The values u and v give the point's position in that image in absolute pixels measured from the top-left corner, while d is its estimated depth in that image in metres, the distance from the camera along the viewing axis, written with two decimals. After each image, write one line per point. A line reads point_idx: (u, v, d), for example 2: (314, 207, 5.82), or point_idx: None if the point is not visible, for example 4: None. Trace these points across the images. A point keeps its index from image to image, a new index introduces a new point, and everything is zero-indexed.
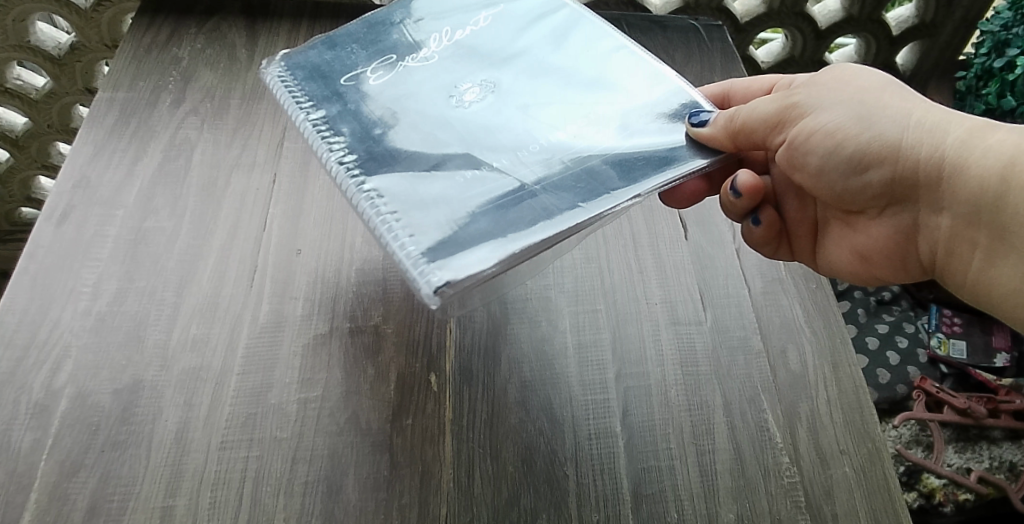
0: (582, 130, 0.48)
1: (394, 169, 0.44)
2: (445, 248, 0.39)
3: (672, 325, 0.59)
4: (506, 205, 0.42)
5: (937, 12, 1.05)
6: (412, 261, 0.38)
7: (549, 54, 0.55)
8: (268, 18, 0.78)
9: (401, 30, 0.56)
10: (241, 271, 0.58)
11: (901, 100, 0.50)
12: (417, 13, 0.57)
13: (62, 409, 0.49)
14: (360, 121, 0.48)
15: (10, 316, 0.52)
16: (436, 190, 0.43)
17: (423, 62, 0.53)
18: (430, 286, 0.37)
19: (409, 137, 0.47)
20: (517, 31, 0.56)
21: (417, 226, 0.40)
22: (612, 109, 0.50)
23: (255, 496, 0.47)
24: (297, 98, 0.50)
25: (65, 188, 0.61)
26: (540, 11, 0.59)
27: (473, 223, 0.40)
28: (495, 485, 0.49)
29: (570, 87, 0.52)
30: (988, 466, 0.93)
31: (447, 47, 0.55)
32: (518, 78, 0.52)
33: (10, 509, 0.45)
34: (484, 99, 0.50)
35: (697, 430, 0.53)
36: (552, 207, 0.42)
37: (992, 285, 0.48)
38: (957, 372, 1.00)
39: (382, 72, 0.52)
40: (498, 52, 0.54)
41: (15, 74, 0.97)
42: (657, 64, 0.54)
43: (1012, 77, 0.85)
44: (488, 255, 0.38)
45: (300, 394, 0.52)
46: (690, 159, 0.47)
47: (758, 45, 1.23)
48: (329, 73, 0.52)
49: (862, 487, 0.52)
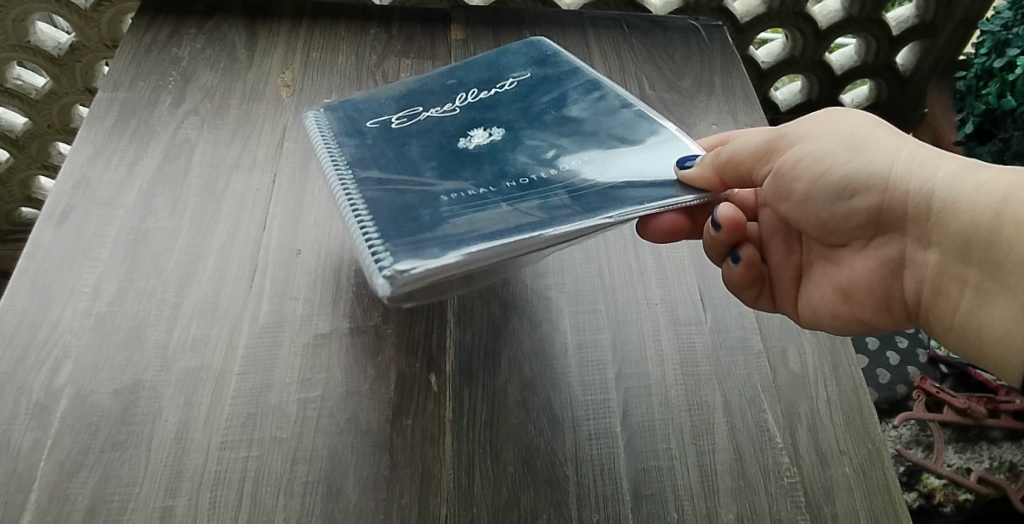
0: (567, 168, 0.53)
1: (389, 188, 0.49)
2: (407, 248, 0.42)
3: (672, 325, 0.59)
4: (475, 223, 0.45)
5: (937, 13, 1.06)
6: (372, 250, 0.42)
7: (560, 113, 0.60)
8: (268, 18, 0.79)
9: (433, 89, 0.62)
10: (241, 272, 0.58)
11: (895, 138, 0.50)
12: (453, 79, 0.64)
13: (62, 409, 0.49)
14: (373, 152, 0.53)
15: (10, 317, 0.52)
16: (414, 206, 0.47)
17: (444, 114, 0.59)
18: (384, 274, 0.41)
19: (411, 165, 0.52)
20: (536, 93, 0.63)
21: (389, 227, 0.44)
22: (603, 151, 0.55)
23: (255, 497, 0.47)
24: (324, 132, 0.56)
25: (65, 188, 0.61)
26: (562, 84, 0.64)
27: (440, 232, 0.44)
28: (495, 485, 0.49)
29: (576, 136, 0.57)
30: (988, 466, 0.93)
31: (468, 103, 0.60)
32: (528, 130, 0.57)
33: (10, 509, 0.45)
34: (488, 143, 0.55)
35: (697, 430, 0.53)
36: (514, 226, 0.45)
37: (980, 327, 0.46)
38: (957, 372, 1.01)
39: (405, 119, 0.58)
40: (513, 109, 0.60)
41: (15, 74, 0.97)
42: (659, 121, 0.59)
43: (1012, 77, 0.85)
44: (443, 257, 0.42)
45: (300, 394, 0.52)
46: (676, 194, 0.51)
47: (758, 45, 1.24)
48: (357, 114, 0.58)
49: (863, 487, 0.52)
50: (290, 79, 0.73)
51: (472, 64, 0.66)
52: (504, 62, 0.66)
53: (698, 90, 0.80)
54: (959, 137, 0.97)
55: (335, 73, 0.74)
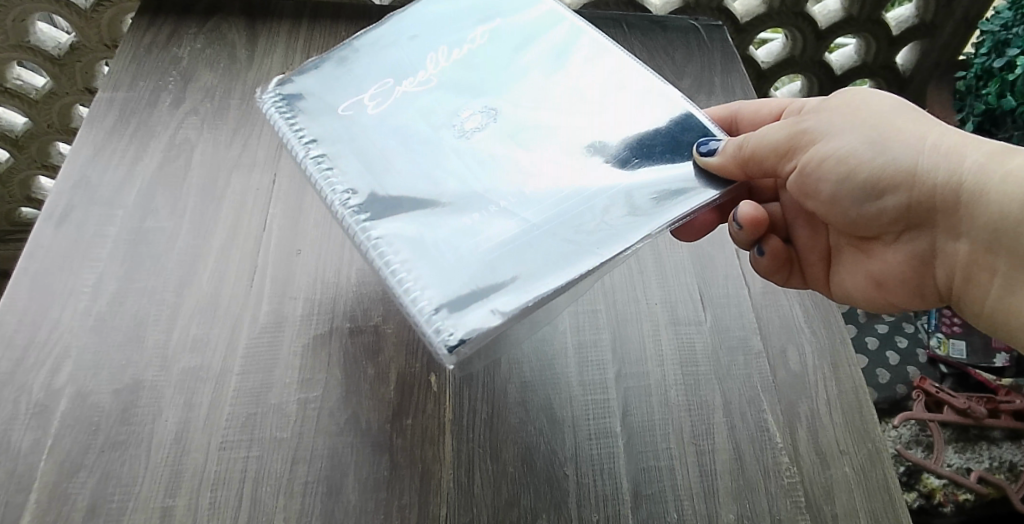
0: (586, 160, 0.47)
1: (402, 214, 0.44)
2: (460, 301, 0.39)
3: (673, 325, 0.59)
4: (515, 250, 0.42)
5: (937, 13, 1.06)
6: (428, 321, 0.38)
7: (548, 77, 0.53)
8: (268, 18, 0.79)
9: (397, 56, 0.54)
10: (241, 271, 0.58)
11: (915, 124, 0.49)
12: (414, 35, 0.56)
13: (62, 409, 0.49)
14: (366, 160, 0.47)
15: (10, 317, 0.52)
16: (442, 236, 0.43)
17: (422, 87, 0.52)
18: (445, 344, 0.37)
19: (418, 169, 0.47)
20: (513, 52, 0.55)
21: (434, 278, 0.41)
22: (613, 133, 0.49)
23: (255, 497, 0.47)
24: (297, 131, 0.49)
25: (65, 188, 0.61)
26: (536, 29, 0.56)
27: (483, 271, 0.41)
28: (495, 485, 0.49)
29: (579, 115, 0.50)
30: (988, 466, 0.93)
31: (443, 70, 0.53)
32: (520, 104, 0.51)
33: (11, 509, 0.45)
34: (491, 130, 0.49)
35: (697, 430, 0.53)
36: (561, 251, 0.42)
37: (1012, 313, 0.47)
38: (957, 372, 1.00)
39: (379, 100, 0.51)
40: (496, 77, 0.53)
41: (15, 73, 0.97)
42: (660, 84, 0.52)
43: (1012, 77, 0.84)
44: (504, 307, 0.39)
45: (301, 394, 0.52)
46: (700, 191, 0.46)
47: (758, 45, 1.25)
48: (325, 102, 0.51)
49: (862, 487, 0.52)
50: None
51: (424, 15, 0.57)
52: (468, 3, 0.58)
53: (698, 90, 0.80)
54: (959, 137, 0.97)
55: None
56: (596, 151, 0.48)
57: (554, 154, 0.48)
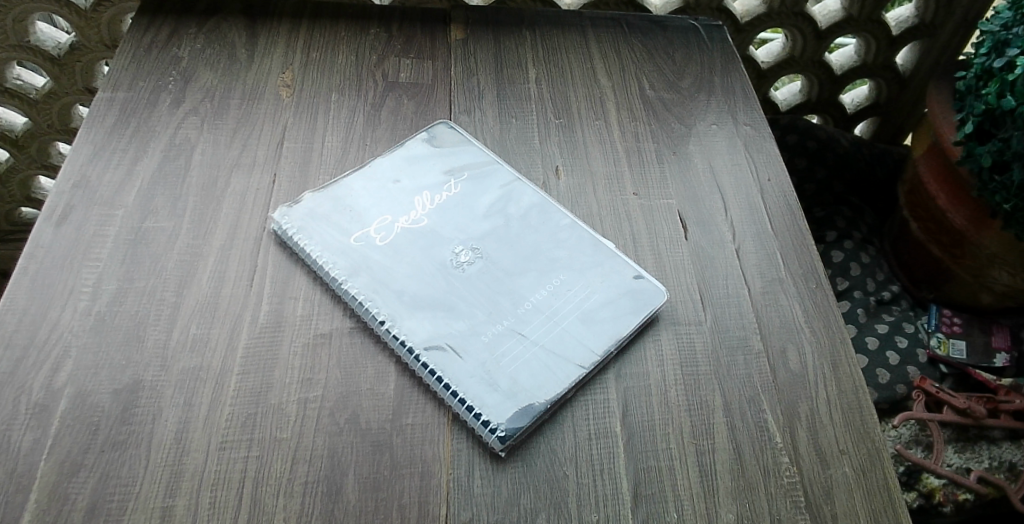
0: (559, 282, 0.59)
1: (440, 342, 0.54)
2: (505, 407, 0.51)
3: (673, 325, 0.59)
4: (529, 367, 0.53)
5: (937, 13, 1.06)
6: (478, 416, 0.51)
7: (515, 199, 0.65)
8: (267, 17, 0.79)
9: (385, 191, 0.64)
10: (241, 272, 0.58)
11: None
12: (398, 178, 0.65)
13: (62, 408, 0.49)
14: (397, 299, 0.56)
15: (10, 316, 0.52)
16: (473, 362, 0.53)
17: (414, 226, 0.62)
18: (496, 438, 0.50)
19: (426, 305, 0.56)
20: (484, 188, 0.66)
21: (473, 387, 0.52)
22: (571, 272, 0.60)
23: (255, 496, 0.47)
24: (327, 270, 0.58)
25: (65, 188, 0.61)
26: (494, 172, 0.67)
27: (510, 383, 0.52)
28: (496, 484, 0.49)
29: (541, 235, 0.62)
30: (988, 466, 0.93)
31: (430, 210, 0.63)
32: (495, 231, 0.62)
33: (10, 509, 0.45)
34: (478, 262, 0.60)
35: (697, 430, 0.53)
36: (563, 366, 0.54)
37: None
38: (957, 372, 1.02)
39: (385, 233, 0.61)
40: (472, 212, 0.64)
41: (15, 73, 0.97)
42: (606, 242, 0.63)
43: (1012, 76, 0.84)
44: (532, 405, 0.52)
45: (301, 394, 0.52)
46: (654, 299, 0.59)
47: (758, 45, 1.25)
48: (338, 238, 0.60)
49: (862, 486, 0.52)
50: (289, 79, 0.73)
51: (404, 161, 0.67)
52: (434, 171, 0.66)
53: (698, 90, 0.80)
54: (958, 137, 0.96)
55: (335, 73, 0.74)
56: (558, 273, 0.60)
57: (523, 273, 0.59)
